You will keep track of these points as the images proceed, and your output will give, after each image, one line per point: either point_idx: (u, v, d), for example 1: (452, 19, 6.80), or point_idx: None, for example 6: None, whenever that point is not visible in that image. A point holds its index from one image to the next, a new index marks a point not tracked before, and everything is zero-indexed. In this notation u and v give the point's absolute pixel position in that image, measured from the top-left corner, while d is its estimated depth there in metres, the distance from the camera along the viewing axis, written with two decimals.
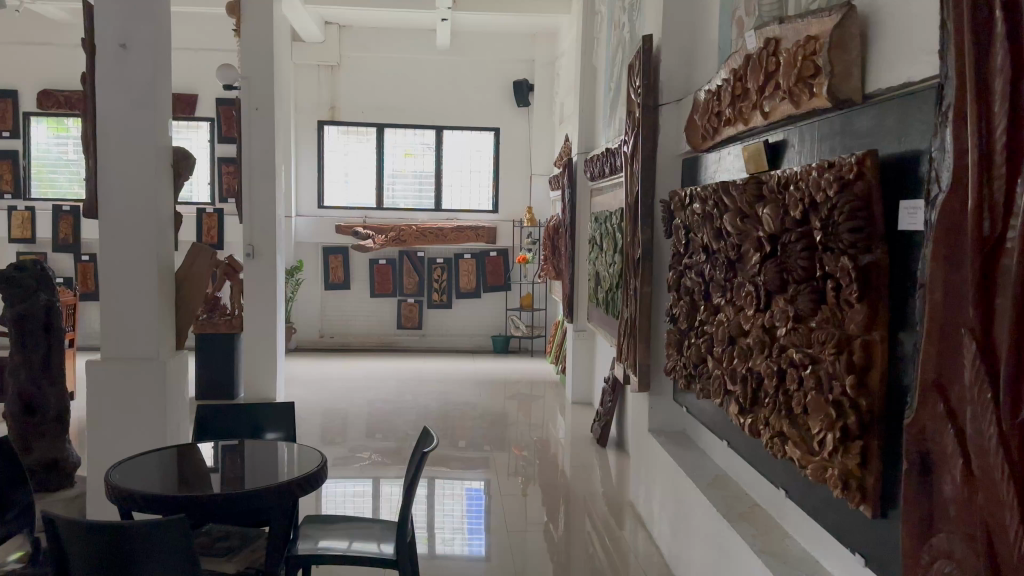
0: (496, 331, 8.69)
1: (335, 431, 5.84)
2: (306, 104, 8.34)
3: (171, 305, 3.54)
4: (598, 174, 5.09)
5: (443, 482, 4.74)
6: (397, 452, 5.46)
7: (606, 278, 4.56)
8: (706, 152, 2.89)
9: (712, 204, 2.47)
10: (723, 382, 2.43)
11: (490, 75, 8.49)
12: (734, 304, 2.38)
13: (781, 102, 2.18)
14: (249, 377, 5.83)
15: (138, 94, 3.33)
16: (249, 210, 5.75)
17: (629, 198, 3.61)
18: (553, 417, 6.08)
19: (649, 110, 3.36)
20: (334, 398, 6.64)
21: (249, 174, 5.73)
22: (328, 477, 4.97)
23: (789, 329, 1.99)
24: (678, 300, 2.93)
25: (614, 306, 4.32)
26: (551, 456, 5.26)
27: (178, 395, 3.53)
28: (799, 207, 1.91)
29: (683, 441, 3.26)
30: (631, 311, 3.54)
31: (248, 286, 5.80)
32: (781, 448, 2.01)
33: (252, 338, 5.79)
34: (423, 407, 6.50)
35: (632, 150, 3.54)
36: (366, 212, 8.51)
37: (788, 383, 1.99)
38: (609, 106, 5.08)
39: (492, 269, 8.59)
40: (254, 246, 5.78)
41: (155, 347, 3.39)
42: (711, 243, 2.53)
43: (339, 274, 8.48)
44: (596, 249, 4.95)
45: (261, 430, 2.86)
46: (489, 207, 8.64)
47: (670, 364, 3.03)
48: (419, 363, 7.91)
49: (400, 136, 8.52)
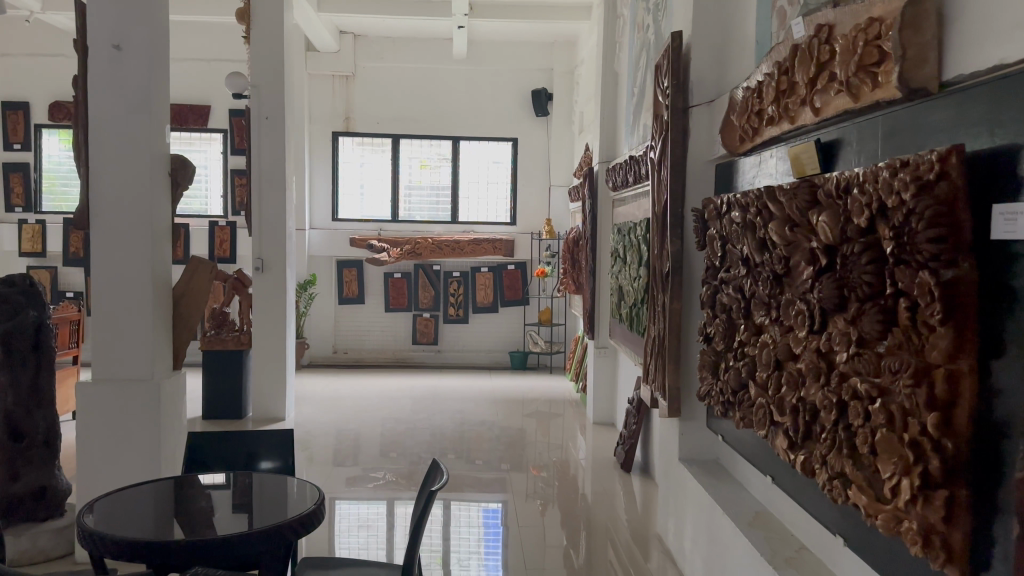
0: (514, 347, 8.42)
1: (346, 451, 5.60)
2: (320, 114, 8.17)
3: (167, 322, 3.32)
4: (621, 184, 4.84)
5: (458, 504, 4.48)
6: (411, 473, 5.20)
7: (630, 292, 4.30)
8: (744, 156, 2.64)
9: (755, 212, 2.22)
10: (770, 412, 2.17)
11: (507, 83, 8.28)
12: (781, 324, 2.13)
13: (836, 96, 1.92)
14: (258, 394, 5.62)
15: (133, 97, 3.14)
16: (258, 222, 5.55)
17: (656, 207, 3.35)
18: (573, 437, 5.81)
19: (678, 112, 3.11)
20: (345, 417, 6.41)
21: (258, 184, 5.54)
22: (339, 499, 4.72)
23: (851, 354, 1.73)
24: (714, 318, 2.67)
25: (639, 322, 4.05)
26: (571, 478, 4.99)
27: (175, 418, 3.31)
28: (863, 214, 1.65)
29: (717, 472, 2.99)
30: (659, 329, 3.27)
31: (257, 301, 5.60)
32: (843, 492, 1.75)
33: (261, 354, 5.58)
34: (438, 426, 6.25)
35: (659, 156, 3.29)
36: (381, 224, 8.32)
37: (850, 417, 1.72)
38: (632, 112, 4.84)
39: (510, 282, 8.34)
40: (264, 259, 5.58)
41: (150, 367, 3.17)
42: (752, 256, 2.28)
43: (354, 287, 8.29)
44: (619, 261, 4.70)
45: (255, 459, 2.62)
46: (506, 219, 8.41)
47: (704, 390, 2.77)
48: (435, 379, 7.67)
49: (415, 147, 8.32)
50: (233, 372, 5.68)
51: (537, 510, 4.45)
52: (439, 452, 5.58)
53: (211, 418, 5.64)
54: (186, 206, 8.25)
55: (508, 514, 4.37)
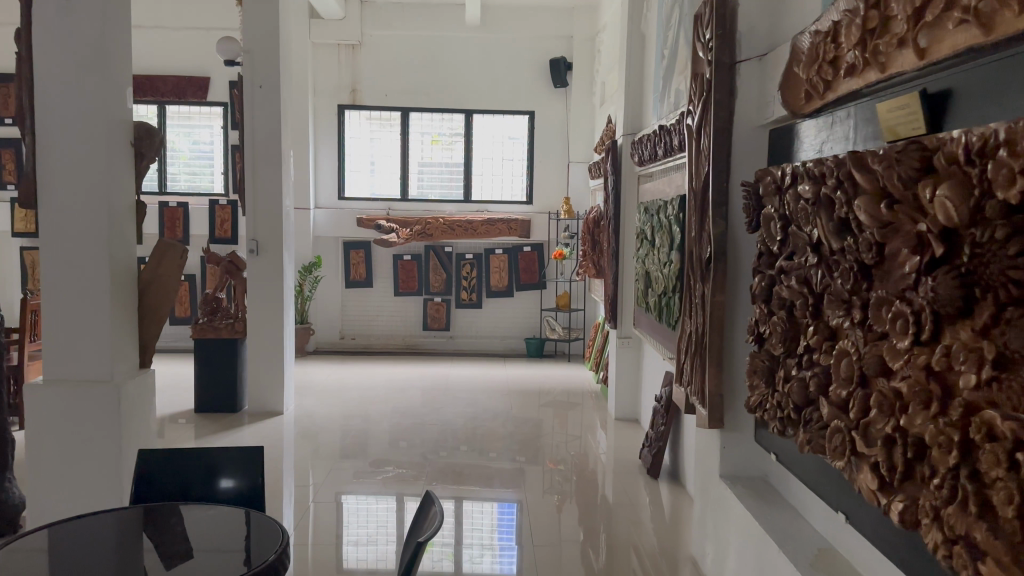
0: (530, 333, 7.98)
1: (352, 442, 5.20)
2: (325, 86, 7.71)
3: (130, 314, 2.90)
4: (648, 157, 4.36)
5: (470, 501, 4.13)
6: (420, 466, 4.79)
7: (659, 278, 3.84)
8: (811, 117, 2.16)
9: (833, 185, 1.76)
10: (851, 441, 1.72)
11: (524, 53, 7.77)
12: (869, 328, 1.67)
13: (955, 28, 1.44)
14: (253, 385, 5.24)
15: (83, 56, 2.70)
16: (253, 200, 5.14)
17: (693, 183, 2.88)
18: (592, 431, 5.37)
19: (723, 69, 2.64)
20: (350, 407, 6.00)
21: (253, 160, 5.11)
22: (346, 492, 4.35)
23: (983, 379, 1.27)
24: (769, 317, 2.22)
25: (670, 313, 3.59)
26: (592, 476, 4.56)
27: (141, 424, 2.91)
28: (1011, 186, 1.19)
29: (764, 494, 2.54)
30: (696, 324, 2.81)
31: (251, 286, 5.18)
32: (968, 563, 1.29)
33: (259, 344, 5.21)
34: (448, 418, 5.82)
35: (699, 123, 2.82)
36: (390, 203, 7.87)
37: (983, 464, 1.26)
38: (661, 80, 4.35)
39: (526, 265, 7.89)
40: (258, 241, 5.15)
41: (110, 367, 2.76)
42: (828, 242, 1.82)
43: (361, 271, 7.88)
44: (646, 244, 4.22)
45: (214, 476, 2.19)
46: (522, 198, 7.94)
47: (755, 401, 2.32)
48: (447, 367, 7.25)
49: (426, 121, 7.85)
50: (227, 363, 5.27)
51: (555, 509, 4.06)
52: (449, 445, 5.18)
53: (205, 411, 5.25)
54: (186, 184, 7.87)
55: (523, 514, 4.00)
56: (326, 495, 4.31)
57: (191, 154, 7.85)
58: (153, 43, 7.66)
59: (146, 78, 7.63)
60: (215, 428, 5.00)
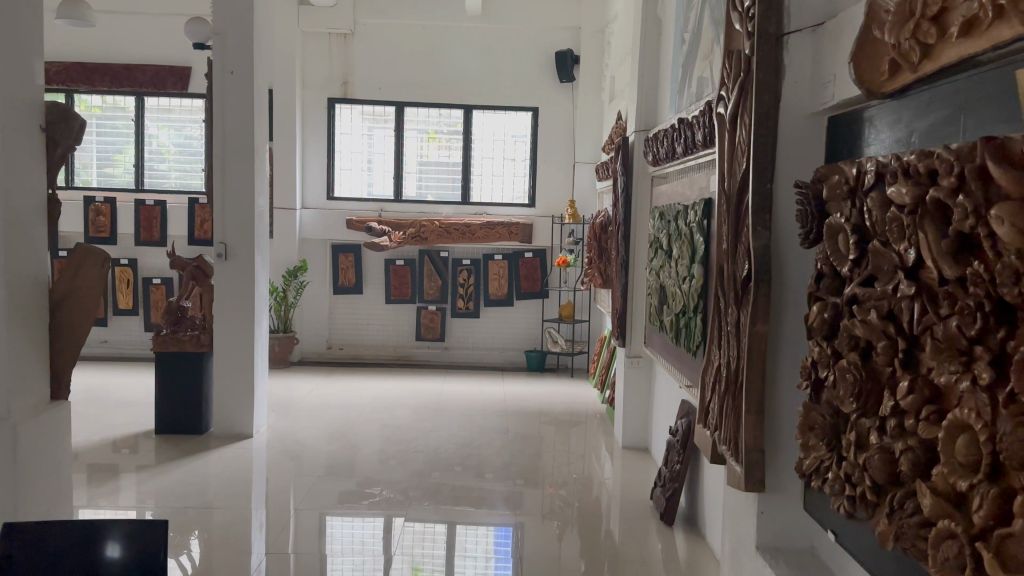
0: (530, 346, 7.45)
1: (336, 462, 4.69)
2: (314, 78, 7.20)
3: (37, 338, 2.39)
4: (664, 156, 3.84)
5: (465, 527, 3.75)
6: (409, 490, 4.28)
7: (677, 296, 3.31)
8: (894, 97, 1.63)
9: (949, 187, 1.24)
10: (975, 554, 1.19)
11: (528, 44, 7.25)
12: (1006, 395, 1.14)
13: None
14: (219, 404, 4.73)
15: None
16: (222, 199, 4.62)
17: (725, 184, 2.36)
18: (596, 457, 4.84)
19: (767, 44, 2.12)
20: (331, 424, 5.49)
21: (221, 153, 4.60)
22: (332, 515, 3.86)
23: None
24: (836, 358, 1.70)
25: (692, 336, 3.08)
26: (595, 507, 4.07)
27: (51, 468, 2.41)
28: None
29: (811, 571, 1.98)
30: (728, 356, 2.28)
31: (219, 294, 4.67)
32: None
33: (227, 359, 4.69)
34: (439, 438, 5.30)
35: (734, 111, 2.29)
36: (382, 204, 7.36)
37: None
38: (681, 68, 3.82)
39: (527, 272, 7.37)
40: (227, 244, 4.64)
41: (6, 403, 2.24)
42: (935, 267, 1.29)
43: (350, 276, 7.36)
44: (661, 254, 3.69)
45: (98, 541, 1.67)
46: (524, 201, 7.43)
47: (810, 465, 1.80)
48: (441, 382, 6.72)
49: (423, 117, 7.34)
50: (190, 378, 4.75)
51: (556, 541, 3.61)
52: (440, 468, 4.66)
53: (166, 432, 4.73)
54: (176, 181, 7.36)
55: (520, 541, 3.61)
56: (308, 515, 3.87)
57: (174, 148, 7.34)
58: (130, 29, 7.15)
59: (124, 67, 7.11)
60: (176, 453, 4.51)
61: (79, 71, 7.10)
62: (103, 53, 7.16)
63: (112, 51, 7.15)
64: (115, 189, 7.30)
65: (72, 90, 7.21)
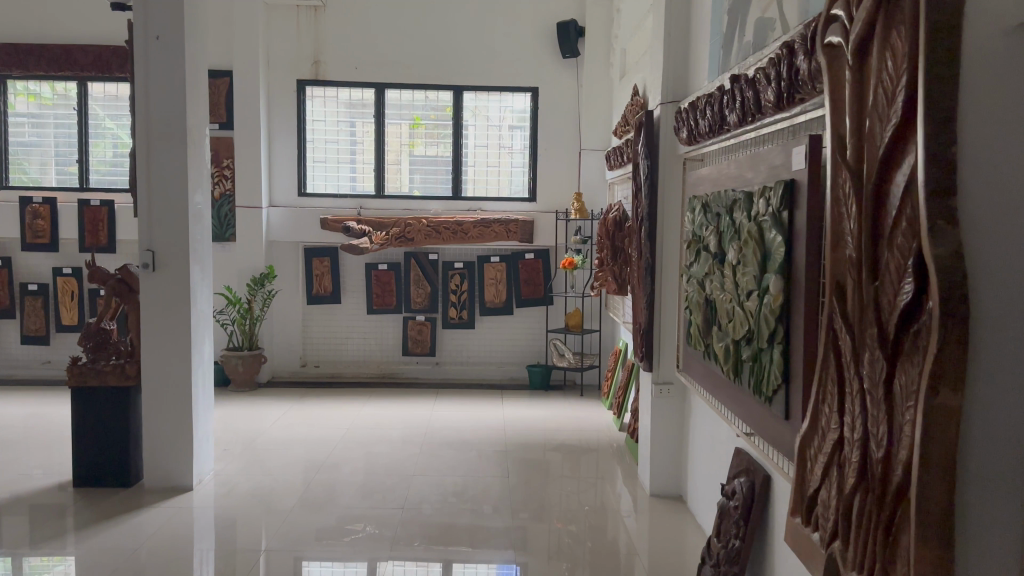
0: (533, 360, 6.58)
1: (311, 498, 3.87)
2: (281, 57, 6.32)
3: None
4: (707, 130, 2.95)
5: (464, 567, 3.06)
6: (403, 525, 3.51)
7: (737, 317, 2.41)
8: None
9: None
10: None
11: (525, 14, 6.35)
12: None
13: None
14: (153, 448, 3.83)
15: None
16: (148, 194, 3.73)
17: (852, 151, 1.47)
18: (618, 497, 3.96)
19: None
20: (299, 459, 4.63)
21: (146, 138, 3.70)
22: (307, 560, 3.11)
23: None
24: None
25: (764, 376, 2.18)
26: (618, 556, 3.26)
27: None
28: None
29: None
30: (871, 429, 1.39)
31: (149, 313, 3.78)
32: None
33: (158, 391, 3.80)
34: (427, 470, 4.44)
35: (868, 35, 1.40)
36: (361, 201, 6.46)
37: None
38: (727, 14, 2.94)
39: (527, 276, 6.47)
40: (156, 252, 3.75)
41: None
42: None
43: (327, 283, 6.47)
44: (706, 256, 2.80)
45: None
46: (523, 194, 6.52)
47: None
48: (432, 404, 5.87)
49: (406, 100, 6.45)
50: (115, 415, 3.87)
51: None
52: (434, 502, 3.83)
53: (88, 482, 3.85)
54: None
55: None
56: (280, 556, 3.15)
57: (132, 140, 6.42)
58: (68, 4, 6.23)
59: (62, 48, 6.21)
60: (97, 509, 3.62)
61: (12, 53, 6.20)
62: (38, 32, 6.25)
63: (47, 30, 6.24)
64: (59, 187, 6.39)
65: (6, 75, 6.31)
